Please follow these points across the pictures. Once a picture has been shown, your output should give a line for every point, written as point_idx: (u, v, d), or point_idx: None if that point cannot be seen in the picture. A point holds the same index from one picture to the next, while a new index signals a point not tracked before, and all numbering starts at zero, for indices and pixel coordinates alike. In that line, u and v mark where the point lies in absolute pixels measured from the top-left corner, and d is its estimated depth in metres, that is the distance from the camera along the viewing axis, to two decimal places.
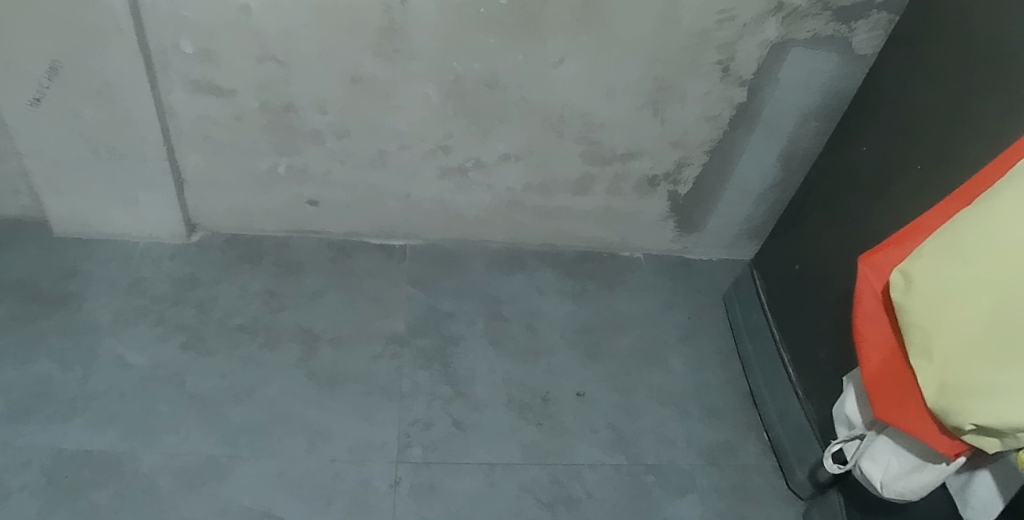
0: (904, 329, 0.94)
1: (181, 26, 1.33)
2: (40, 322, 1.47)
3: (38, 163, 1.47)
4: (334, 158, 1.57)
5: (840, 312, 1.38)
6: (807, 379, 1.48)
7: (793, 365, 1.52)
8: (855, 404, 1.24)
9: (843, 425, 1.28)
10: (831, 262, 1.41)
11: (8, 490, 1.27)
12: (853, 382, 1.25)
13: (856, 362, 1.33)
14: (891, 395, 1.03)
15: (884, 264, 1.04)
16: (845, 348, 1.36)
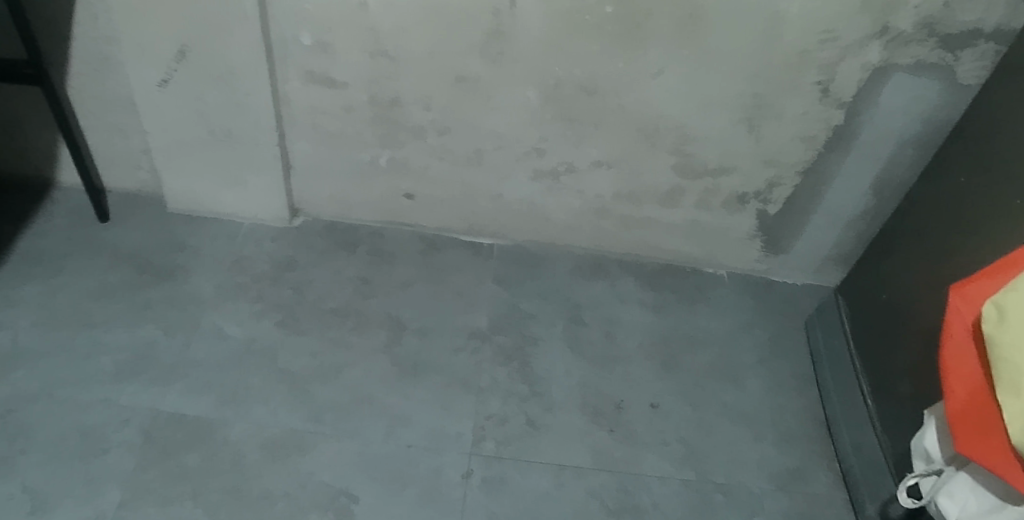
0: (993, 364, 0.92)
1: (302, 19, 1.40)
2: (149, 291, 1.53)
3: (159, 141, 1.55)
4: (433, 154, 1.61)
5: (923, 344, 1.35)
6: (886, 411, 1.44)
7: (871, 394, 1.49)
8: (935, 439, 1.21)
9: (921, 459, 1.26)
10: (917, 293, 1.38)
11: (110, 445, 1.35)
12: (934, 416, 1.22)
13: (937, 396, 1.30)
14: (973, 429, 1.01)
15: (975, 297, 1.04)
16: (926, 381, 1.33)
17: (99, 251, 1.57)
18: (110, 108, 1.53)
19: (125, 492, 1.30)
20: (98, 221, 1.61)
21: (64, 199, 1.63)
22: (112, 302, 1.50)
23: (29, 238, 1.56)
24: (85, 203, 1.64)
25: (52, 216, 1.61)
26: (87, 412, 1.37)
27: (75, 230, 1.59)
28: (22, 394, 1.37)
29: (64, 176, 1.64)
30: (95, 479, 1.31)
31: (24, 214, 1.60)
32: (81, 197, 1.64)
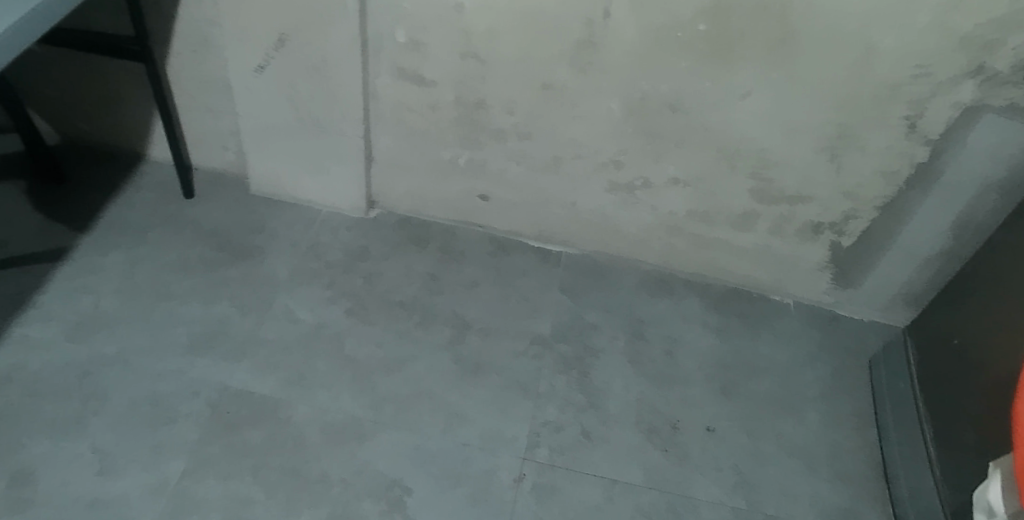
0: None
1: (400, 16, 1.44)
2: (225, 269, 1.52)
3: (249, 124, 1.57)
4: (512, 157, 1.63)
5: (996, 393, 1.30)
6: (949, 457, 1.39)
7: (934, 439, 1.45)
8: (999, 492, 1.20)
9: (983, 511, 1.24)
10: (994, 340, 1.34)
11: (177, 415, 1.35)
12: (1000, 469, 1.22)
13: (1005, 446, 1.25)
14: None
15: None
16: (995, 430, 1.28)
17: (182, 226, 1.57)
18: (205, 89, 1.56)
19: (189, 461, 1.31)
20: (183, 197, 1.62)
21: (152, 173, 1.64)
22: (191, 274, 1.50)
23: (115, 207, 1.57)
24: (172, 178, 1.64)
25: (139, 188, 1.61)
26: (158, 381, 1.37)
27: (161, 204, 1.59)
28: (98, 357, 1.37)
29: (153, 151, 1.65)
30: (160, 446, 1.31)
31: (112, 184, 1.60)
32: (168, 172, 1.65)
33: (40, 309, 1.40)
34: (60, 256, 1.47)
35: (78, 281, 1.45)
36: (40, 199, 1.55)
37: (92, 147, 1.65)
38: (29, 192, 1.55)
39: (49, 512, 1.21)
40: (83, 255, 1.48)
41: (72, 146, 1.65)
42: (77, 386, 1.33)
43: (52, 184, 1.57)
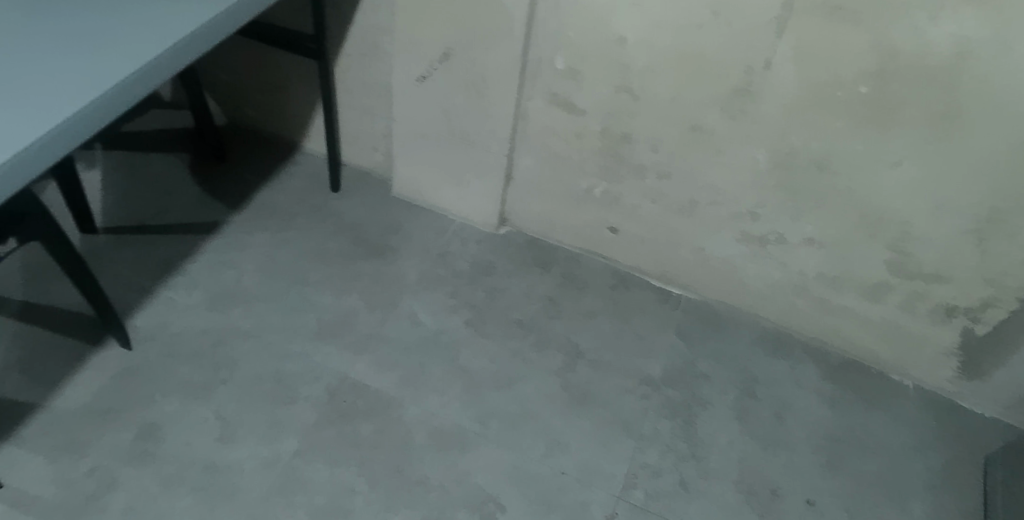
0: None
1: (561, 44, 1.48)
2: (359, 264, 1.57)
3: (401, 129, 1.63)
4: (647, 195, 1.63)
5: None
6: None
7: None
8: None
9: None
10: None
11: (297, 396, 1.38)
12: None
13: None
14: None
15: None
16: None
17: (325, 217, 1.63)
18: (365, 91, 1.64)
19: (301, 442, 1.34)
20: (329, 190, 1.69)
21: (304, 163, 1.71)
22: (327, 263, 1.55)
23: (267, 191, 1.65)
24: (321, 170, 1.72)
25: (291, 176, 1.69)
26: (284, 361, 1.41)
27: (309, 193, 1.66)
28: (233, 329, 1.42)
29: (308, 144, 1.73)
30: (276, 423, 1.35)
31: (267, 169, 1.69)
32: (319, 164, 1.72)
33: (188, 276, 1.47)
34: (213, 230, 1.55)
35: (226, 255, 1.52)
36: (202, 175, 1.65)
37: (255, 133, 1.76)
38: (193, 167, 1.66)
39: (171, 468, 1.26)
40: (234, 231, 1.56)
41: (237, 130, 1.76)
42: (210, 352, 1.39)
43: (214, 162, 1.68)
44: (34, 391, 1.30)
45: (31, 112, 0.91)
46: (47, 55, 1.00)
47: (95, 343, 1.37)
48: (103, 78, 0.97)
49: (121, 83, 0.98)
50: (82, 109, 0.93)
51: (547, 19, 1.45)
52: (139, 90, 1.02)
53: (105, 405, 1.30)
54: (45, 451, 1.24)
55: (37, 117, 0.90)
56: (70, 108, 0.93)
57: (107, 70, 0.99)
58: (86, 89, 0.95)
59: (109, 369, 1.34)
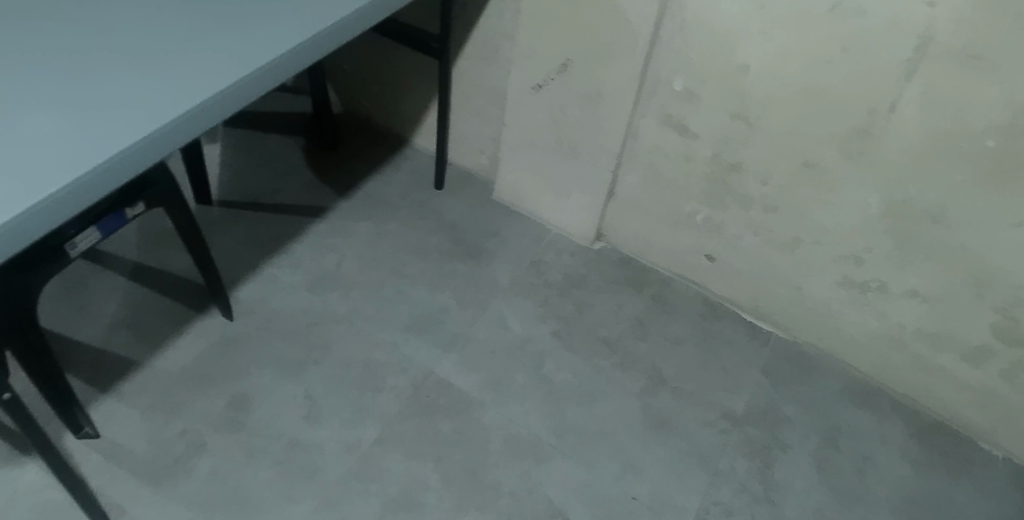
0: None
1: (681, 65, 1.45)
2: (454, 263, 1.58)
3: (510, 134, 1.65)
4: (750, 227, 1.59)
5: None
6: None
7: None
8: None
9: None
10: None
11: (383, 385, 1.39)
12: None
13: None
14: None
15: None
16: None
17: (426, 213, 1.65)
18: (479, 94, 1.66)
19: (381, 431, 1.34)
20: (433, 187, 1.71)
21: (412, 158, 1.74)
22: (424, 258, 1.57)
23: (374, 182, 1.67)
24: (427, 167, 1.74)
25: (398, 169, 1.72)
26: (374, 349, 1.42)
27: (413, 188, 1.69)
28: (329, 312, 1.45)
29: (418, 140, 1.75)
30: (361, 410, 1.36)
31: (376, 160, 1.72)
32: (426, 161, 1.74)
33: (292, 256, 1.51)
34: (319, 214, 1.59)
35: (329, 239, 1.55)
36: (315, 160, 1.69)
37: (367, 124, 1.79)
38: (307, 152, 1.70)
39: (257, 440, 1.29)
40: (338, 216, 1.59)
41: (351, 119, 1.80)
42: (305, 332, 1.41)
43: (326, 149, 1.72)
44: (138, 349, 1.34)
45: (174, 88, 0.97)
46: (203, 31, 1.07)
47: (199, 310, 1.41)
48: (224, 75, 1.01)
49: (265, 66, 1.04)
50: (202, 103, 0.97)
51: (670, 39, 1.44)
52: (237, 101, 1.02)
53: (202, 371, 1.34)
54: (143, 408, 1.28)
55: (188, 88, 0.97)
56: (210, 90, 0.98)
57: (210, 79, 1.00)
58: (207, 84, 0.99)
59: (210, 336, 1.38)
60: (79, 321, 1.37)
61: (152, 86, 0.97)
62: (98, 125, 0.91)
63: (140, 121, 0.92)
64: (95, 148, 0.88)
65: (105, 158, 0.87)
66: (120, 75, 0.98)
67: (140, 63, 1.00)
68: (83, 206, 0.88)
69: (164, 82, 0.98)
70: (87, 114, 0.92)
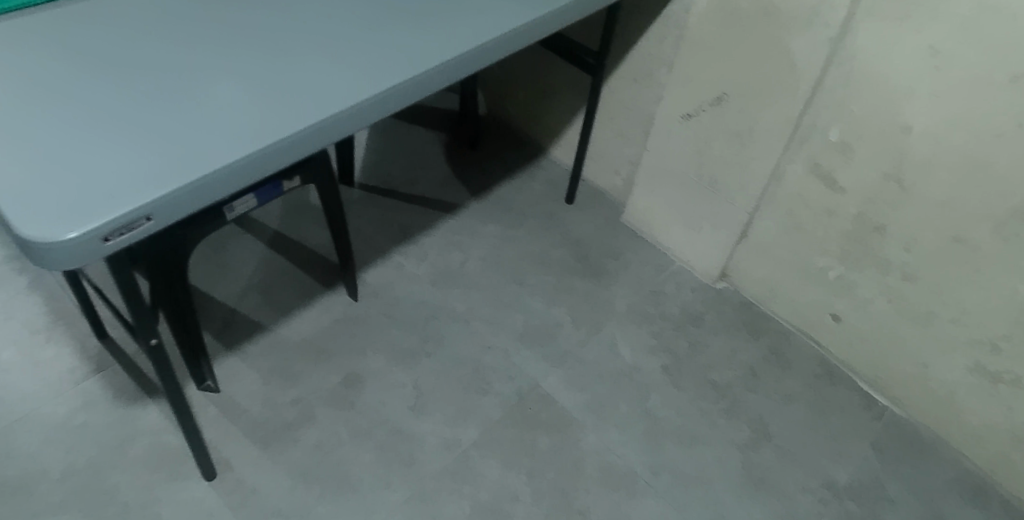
0: None
1: (839, 114, 1.34)
2: (575, 280, 1.56)
3: (650, 160, 1.62)
4: (885, 294, 1.45)
5: None
6: None
7: None
8: None
9: None
10: None
11: (489, 390, 1.38)
12: None
13: None
14: None
15: None
16: None
17: (553, 225, 1.64)
18: (624, 114, 1.65)
19: (480, 435, 1.33)
20: (564, 201, 1.70)
21: (547, 168, 1.74)
22: (546, 270, 1.56)
23: (507, 187, 1.68)
24: (560, 179, 1.73)
25: (532, 178, 1.72)
26: (486, 352, 1.42)
27: (544, 199, 1.68)
28: (447, 309, 1.46)
29: (555, 152, 1.75)
30: (464, 412, 1.35)
31: (512, 165, 1.73)
32: (560, 173, 1.74)
33: (420, 247, 1.53)
34: (450, 210, 1.61)
35: (457, 237, 1.57)
36: (455, 156, 1.72)
37: (510, 129, 1.81)
38: (448, 148, 1.74)
39: (363, 422, 1.31)
40: (468, 215, 1.61)
41: (496, 123, 1.82)
42: (423, 324, 1.43)
43: (467, 147, 1.74)
44: (265, 314, 1.39)
45: (351, 80, 1.01)
46: (384, 25, 1.11)
47: (327, 286, 1.45)
48: (398, 73, 1.03)
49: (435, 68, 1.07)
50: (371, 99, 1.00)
51: (836, 85, 1.32)
52: (405, 99, 1.05)
53: (321, 345, 1.37)
54: (262, 371, 1.32)
55: (359, 82, 1.01)
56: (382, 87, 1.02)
57: (383, 75, 1.03)
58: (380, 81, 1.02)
59: (333, 312, 1.41)
60: (217, 278, 1.43)
61: (329, 75, 1.02)
62: (280, 104, 0.97)
63: (311, 109, 0.97)
64: (264, 130, 0.94)
65: (282, 138, 0.94)
66: (308, 59, 1.03)
67: (322, 50, 1.05)
68: (244, 182, 0.94)
69: (340, 72, 1.02)
70: (267, 95, 0.98)
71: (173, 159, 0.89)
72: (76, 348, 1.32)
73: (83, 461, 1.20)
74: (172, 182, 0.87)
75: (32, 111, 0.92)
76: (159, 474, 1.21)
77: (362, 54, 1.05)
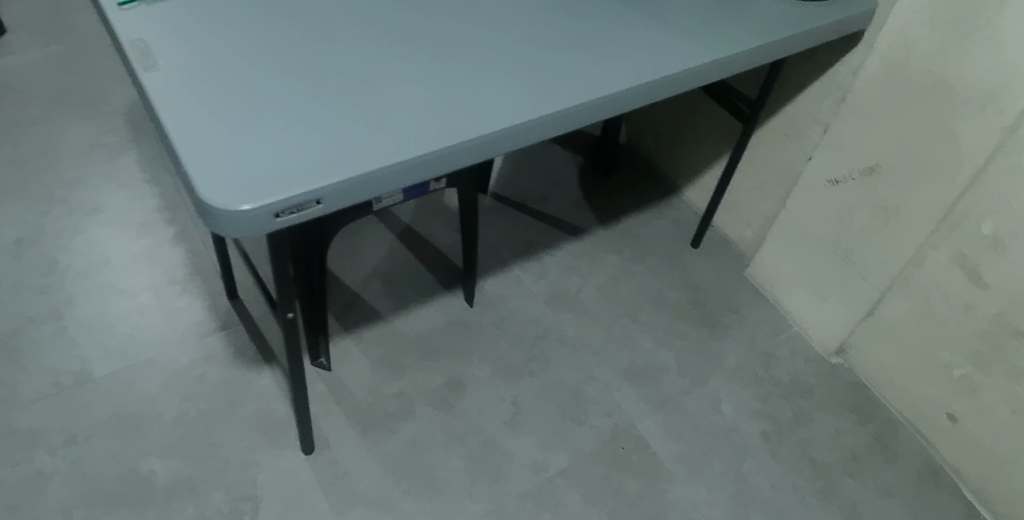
0: None
1: (997, 206, 1.22)
2: (687, 327, 1.54)
3: (787, 220, 1.57)
4: (1009, 403, 1.29)
5: None
6: None
7: None
8: None
9: None
10: None
11: (585, 421, 1.37)
12: None
13: None
14: None
15: None
16: None
17: (674, 267, 1.63)
18: (767, 168, 1.61)
19: (569, 464, 1.31)
20: (690, 244, 1.68)
21: (677, 209, 1.73)
22: (660, 311, 1.55)
23: (635, 220, 1.69)
24: (690, 222, 1.72)
25: (660, 216, 1.72)
26: (588, 383, 1.41)
27: (670, 239, 1.68)
28: (557, 332, 1.47)
29: (689, 193, 1.74)
30: (556, 437, 1.34)
31: (643, 199, 1.74)
32: (690, 215, 1.73)
33: (540, 265, 1.57)
34: (577, 234, 1.64)
35: (577, 261, 1.59)
36: (589, 183, 1.75)
37: (649, 163, 1.81)
38: (583, 172, 1.77)
39: (458, 427, 1.32)
40: (591, 242, 1.63)
41: (634, 154, 1.83)
42: (530, 342, 1.44)
43: (602, 176, 1.77)
44: (385, 303, 1.44)
45: (520, 98, 1.02)
46: (560, 48, 1.11)
47: (446, 287, 1.49)
48: (565, 98, 1.03)
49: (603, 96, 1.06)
50: (537, 120, 1.01)
51: (999, 175, 1.20)
52: (567, 125, 1.05)
53: (432, 344, 1.40)
54: (373, 359, 1.36)
55: (528, 103, 1.02)
56: (547, 109, 1.02)
57: (553, 99, 1.03)
58: (547, 103, 1.02)
59: (448, 313, 1.45)
60: (347, 262, 1.51)
61: (499, 90, 1.03)
62: (450, 112, 0.99)
63: (478, 122, 0.98)
64: (431, 137, 0.96)
65: (445, 147, 0.95)
66: (483, 71, 1.05)
67: (496, 64, 1.06)
68: (405, 183, 0.96)
69: (510, 90, 1.03)
70: (440, 101, 1.00)
71: (345, 152, 0.92)
72: (206, 303, 1.39)
73: (195, 411, 1.25)
74: (340, 172, 0.90)
75: (225, 85, 0.97)
76: (261, 438, 1.25)
77: (535, 74, 1.06)
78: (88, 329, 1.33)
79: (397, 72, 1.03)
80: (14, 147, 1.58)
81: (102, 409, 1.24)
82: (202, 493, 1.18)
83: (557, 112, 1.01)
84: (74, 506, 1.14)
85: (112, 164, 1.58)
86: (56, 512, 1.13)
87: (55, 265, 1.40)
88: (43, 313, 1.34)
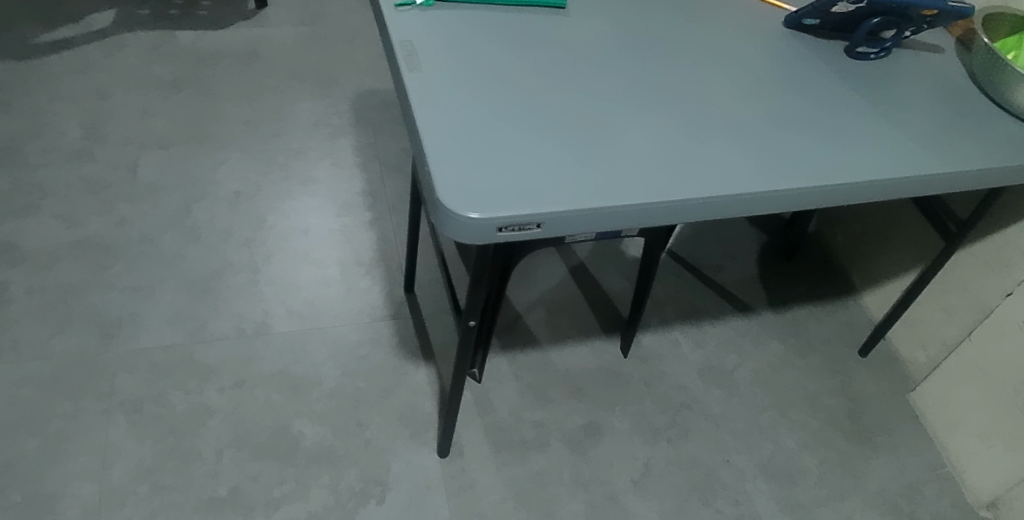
0: None
1: None
2: (837, 435, 1.48)
3: (970, 351, 1.46)
4: None
5: None
6: None
7: None
8: None
9: None
10: None
11: (709, 502, 1.33)
12: None
13: None
14: None
15: None
16: None
17: (835, 371, 1.58)
18: (959, 293, 1.51)
19: None
20: (857, 351, 1.63)
21: (851, 311, 1.68)
22: (812, 412, 1.50)
23: (804, 311, 1.66)
24: (862, 328, 1.66)
25: (831, 314, 1.67)
26: (722, 465, 1.38)
27: (837, 340, 1.63)
28: (703, 406, 1.45)
29: (868, 298, 1.68)
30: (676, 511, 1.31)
31: (817, 293, 1.70)
32: (864, 321, 1.67)
33: (699, 333, 1.56)
34: (744, 311, 1.63)
35: (739, 340, 1.57)
36: (766, 264, 1.74)
37: (833, 258, 1.77)
38: (762, 251, 1.76)
39: (587, 473, 1.31)
40: (753, 323, 1.61)
41: (819, 246, 1.80)
42: (675, 409, 1.43)
43: (781, 259, 1.75)
44: (546, 332, 1.49)
45: (746, 170, 1.02)
46: (791, 129, 1.10)
47: (606, 331, 1.51)
48: (790, 179, 1.02)
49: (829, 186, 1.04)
50: (758, 194, 1.00)
51: None
52: (786, 205, 1.03)
53: (580, 384, 1.42)
54: (522, 383, 1.40)
55: (752, 176, 1.01)
56: (772, 185, 1.01)
57: (778, 177, 1.02)
58: (771, 179, 1.01)
59: (602, 358, 1.47)
60: (522, 283, 1.57)
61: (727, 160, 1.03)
62: (675, 169, 1.00)
63: (701, 183, 0.99)
64: (654, 188, 0.97)
65: (665, 201, 0.96)
66: (713, 137, 1.06)
67: (727, 133, 1.07)
68: (618, 226, 0.98)
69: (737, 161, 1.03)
70: (667, 157, 1.01)
71: (572, 186, 0.95)
72: (385, 291, 1.46)
73: (352, 388, 1.32)
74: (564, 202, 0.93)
75: (473, 100, 1.02)
76: (403, 430, 1.29)
77: (764, 150, 1.05)
78: (277, 288, 1.43)
79: (630, 121, 1.05)
80: (251, 109, 1.74)
81: (273, 363, 1.32)
82: (339, 466, 1.23)
83: (780, 192, 1.00)
84: (227, 445, 1.22)
85: (329, 143, 1.71)
86: (211, 446, 1.22)
87: (262, 223, 1.52)
88: (242, 263, 1.45)
